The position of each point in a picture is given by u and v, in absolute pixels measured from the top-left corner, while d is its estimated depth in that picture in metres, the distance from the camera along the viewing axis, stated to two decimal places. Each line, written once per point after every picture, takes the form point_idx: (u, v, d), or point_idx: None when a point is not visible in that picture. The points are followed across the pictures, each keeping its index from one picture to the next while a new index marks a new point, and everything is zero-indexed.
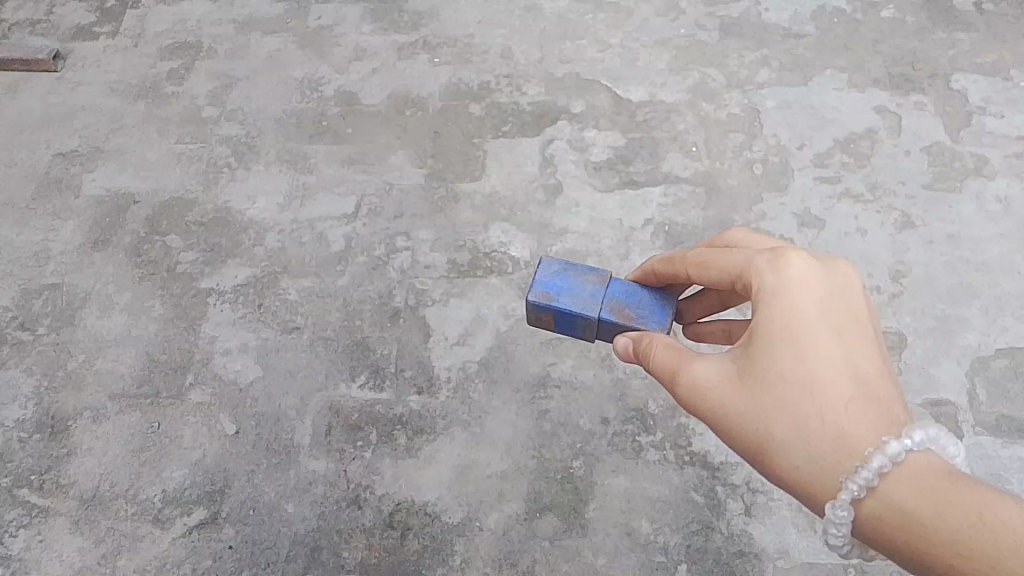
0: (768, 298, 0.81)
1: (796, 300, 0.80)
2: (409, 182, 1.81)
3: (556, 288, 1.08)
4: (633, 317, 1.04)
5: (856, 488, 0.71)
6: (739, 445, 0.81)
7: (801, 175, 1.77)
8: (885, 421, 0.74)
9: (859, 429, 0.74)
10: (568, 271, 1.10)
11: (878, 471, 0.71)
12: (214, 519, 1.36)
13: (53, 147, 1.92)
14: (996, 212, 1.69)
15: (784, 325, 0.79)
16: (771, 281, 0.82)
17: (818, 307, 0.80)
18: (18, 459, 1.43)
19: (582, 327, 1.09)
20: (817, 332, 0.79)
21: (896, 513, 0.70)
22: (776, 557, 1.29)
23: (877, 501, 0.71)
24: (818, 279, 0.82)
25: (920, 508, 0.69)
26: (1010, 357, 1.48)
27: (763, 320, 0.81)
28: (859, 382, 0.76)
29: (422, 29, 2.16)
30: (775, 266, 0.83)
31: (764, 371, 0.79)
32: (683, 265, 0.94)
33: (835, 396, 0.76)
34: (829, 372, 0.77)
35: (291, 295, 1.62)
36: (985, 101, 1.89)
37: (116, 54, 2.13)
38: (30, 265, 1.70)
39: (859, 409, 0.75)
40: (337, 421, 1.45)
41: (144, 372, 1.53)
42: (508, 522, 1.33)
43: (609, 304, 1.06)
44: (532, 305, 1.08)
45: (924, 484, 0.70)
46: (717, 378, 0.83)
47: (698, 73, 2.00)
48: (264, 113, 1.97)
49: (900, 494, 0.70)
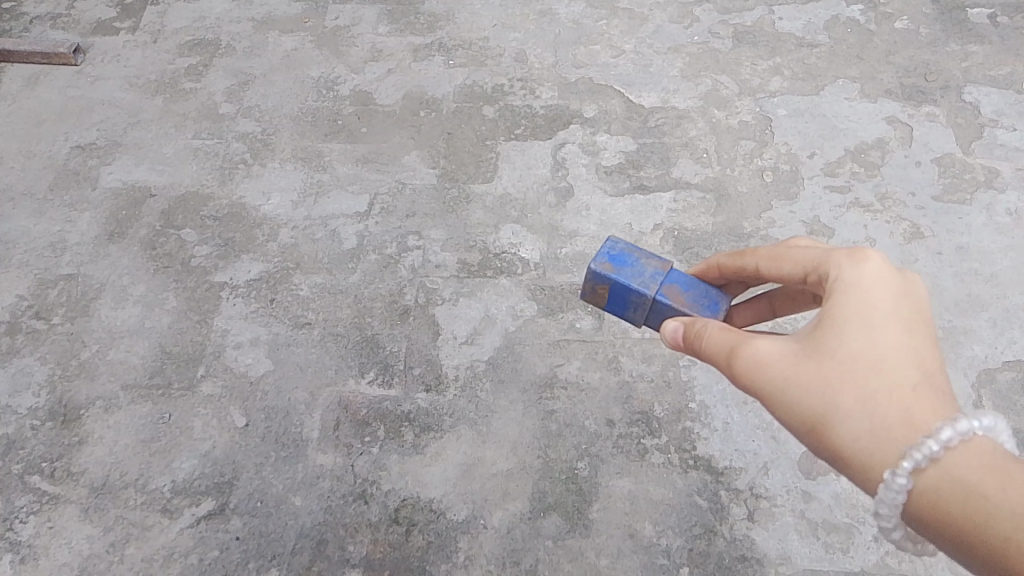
0: (843, 285, 0.81)
1: (872, 290, 0.80)
2: (422, 181, 1.83)
3: (619, 262, 1.03)
4: (689, 305, 0.99)
5: (919, 457, 0.69)
6: (793, 419, 0.80)
7: (810, 183, 1.78)
8: (951, 407, 0.73)
9: (925, 410, 0.72)
10: (632, 250, 1.05)
11: (944, 444, 0.69)
12: (221, 511, 1.37)
13: (72, 140, 1.94)
14: (1005, 224, 1.70)
15: (856, 309, 0.79)
16: (849, 273, 0.82)
17: (892, 299, 0.80)
18: (30, 446, 1.45)
19: (634, 307, 1.03)
20: (889, 322, 0.78)
21: (956, 487, 0.67)
22: (778, 563, 1.30)
23: (936, 473, 0.69)
24: (895, 277, 0.82)
25: (984, 483, 0.66)
26: (1018, 369, 1.48)
27: (836, 303, 0.80)
28: (928, 372, 0.76)
29: (438, 31, 2.18)
30: (854, 259, 0.82)
31: (832, 350, 0.78)
32: (753, 257, 0.93)
33: (903, 378, 0.75)
34: (898, 357, 0.76)
35: (303, 290, 1.64)
36: (997, 114, 1.89)
37: (136, 49, 2.16)
38: (46, 255, 1.73)
39: (927, 392, 0.74)
40: (345, 416, 1.47)
41: (157, 363, 1.55)
42: (512, 521, 1.35)
43: (667, 288, 1.00)
44: (591, 273, 1.02)
45: (988, 464, 0.67)
46: (780, 352, 0.81)
47: (711, 81, 2.02)
48: (280, 111, 1.99)
49: (962, 469, 0.68)
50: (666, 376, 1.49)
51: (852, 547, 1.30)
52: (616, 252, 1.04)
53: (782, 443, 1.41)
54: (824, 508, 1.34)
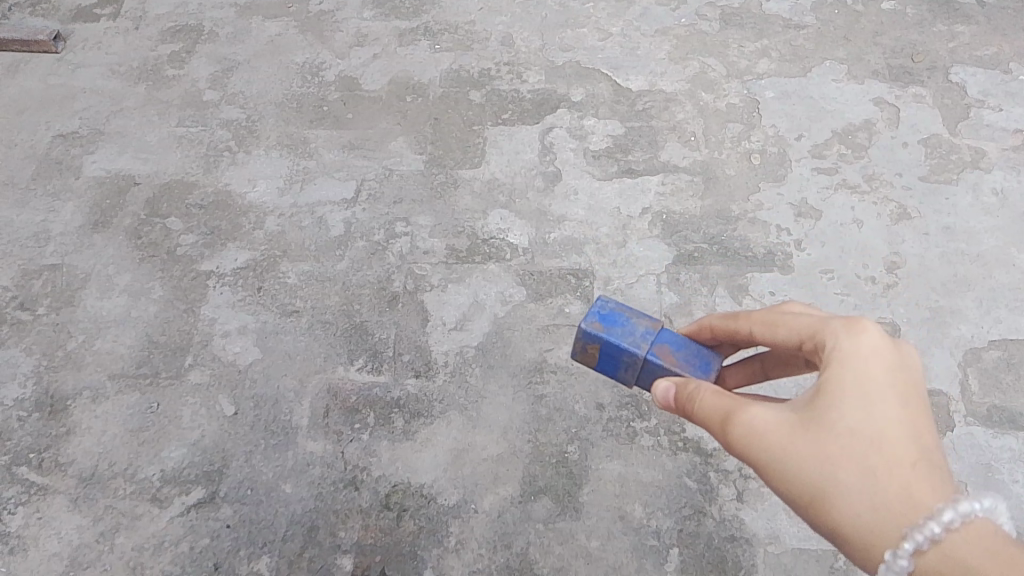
0: (839, 355, 0.81)
1: (869, 363, 0.80)
2: (409, 167, 1.81)
3: (609, 321, 1.01)
4: (680, 364, 0.97)
5: (921, 539, 0.69)
6: (791, 492, 0.79)
7: (798, 166, 1.78)
8: (948, 488, 0.73)
9: (925, 488, 0.73)
10: (622, 310, 1.03)
11: (946, 526, 0.68)
12: (212, 499, 1.37)
13: (53, 128, 1.92)
14: (991, 204, 1.70)
15: (852, 379, 0.79)
16: (846, 345, 0.81)
17: (889, 372, 0.80)
18: (17, 437, 1.44)
19: (624, 368, 1.02)
20: (886, 396, 0.78)
21: (957, 571, 0.67)
22: (767, 542, 1.31)
23: (937, 556, 0.69)
24: (890, 348, 0.81)
25: (985, 567, 0.66)
26: (1003, 349, 1.49)
27: (834, 375, 0.80)
28: (923, 450, 0.76)
29: (423, 15, 2.17)
30: (850, 331, 0.82)
31: (830, 423, 0.78)
32: (746, 320, 0.93)
33: (899, 456, 0.75)
34: (896, 433, 0.76)
35: (291, 278, 1.63)
36: (983, 94, 1.90)
37: (117, 36, 2.13)
38: (30, 245, 1.71)
39: (925, 469, 0.74)
40: (335, 404, 1.46)
41: (144, 353, 1.54)
42: (503, 505, 1.35)
43: (658, 347, 0.99)
44: (581, 333, 1.01)
45: (990, 548, 0.67)
46: (776, 422, 0.81)
47: (698, 63, 2.01)
48: (265, 97, 1.97)
49: (964, 552, 0.68)
50: None
51: None
52: (607, 312, 1.03)
53: None
54: None
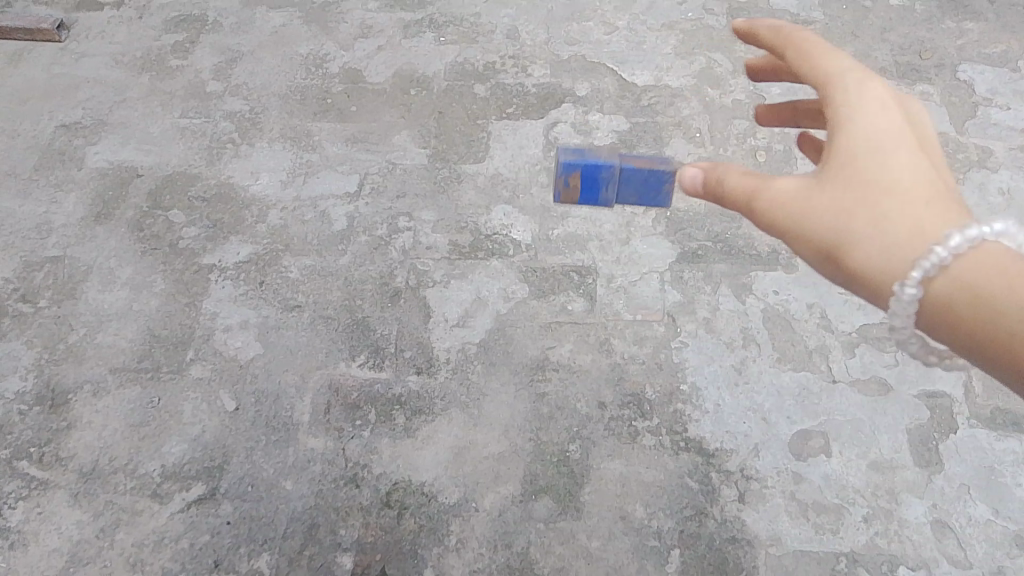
0: (851, 109, 0.79)
1: (878, 121, 0.78)
2: (412, 162, 1.80)
3: (578, 150, 1.05)
4: (651, 163, 1.05)
5: (928, 263, 0.69)
6: (807, 246, 0.78)
7: (804, 164, 1.77)
8: (962, 215, 0.72)
9: (936, 220, 0.71)
10: (581, 145, 1.08)
11: (953, 250, 0.68)
12: (212, 495, 1.37)
13: (56, 119, 1.91)
14: (998, 204, 1.69)
15: (869, 131, 0.78)
16: (854, 102, 0.79)
17: (897, 122, 0.78)
18: (19, 431, 1.44)
19: (605, 187, 1.05)
20: (898, 148, 0.76)
21: (967, 294, 0.67)
22: (767, 544, 1.30)
23: (946, 282, 0.68)
24: (896, 103, 0.79)
25: (992, 285, 0.66)
26: None
27: (846, 137, 0.78)
28: (933, 185, 0.74)
29: (428, 7, 2.15)
30: (859, 84, 0.80)
31: (844, 168, 0.77)
32: None
33: (917, 190, 0.74)
34: (906, 173, 0.74)
35: (293, 273, 1.62)
36: (992, 92, 1.88)
37: (120, 26, 2.12)
38: (32, 236, 1.70)
39: (935, 207, 0.73)
40: (336, 400, 1.46)
41: (145, 347, 1.53)
42: (504, 503, 1.35)
43: (627, 157, 1.05)
44: (559, 166, 1.03)
45: (999, 268, 0.66)
46: (791, 185, 0.79)
47: (705, 58, 1.99)
48: (268, 89, 1.96)
49: (974, 276, 0.67)
50: (658, 359, 1.49)
51: (841, 528, 1.31)
52: (569, 147, 1.06)
53: (773, 424, 1.42)
54: (816, 489, 1.35)
